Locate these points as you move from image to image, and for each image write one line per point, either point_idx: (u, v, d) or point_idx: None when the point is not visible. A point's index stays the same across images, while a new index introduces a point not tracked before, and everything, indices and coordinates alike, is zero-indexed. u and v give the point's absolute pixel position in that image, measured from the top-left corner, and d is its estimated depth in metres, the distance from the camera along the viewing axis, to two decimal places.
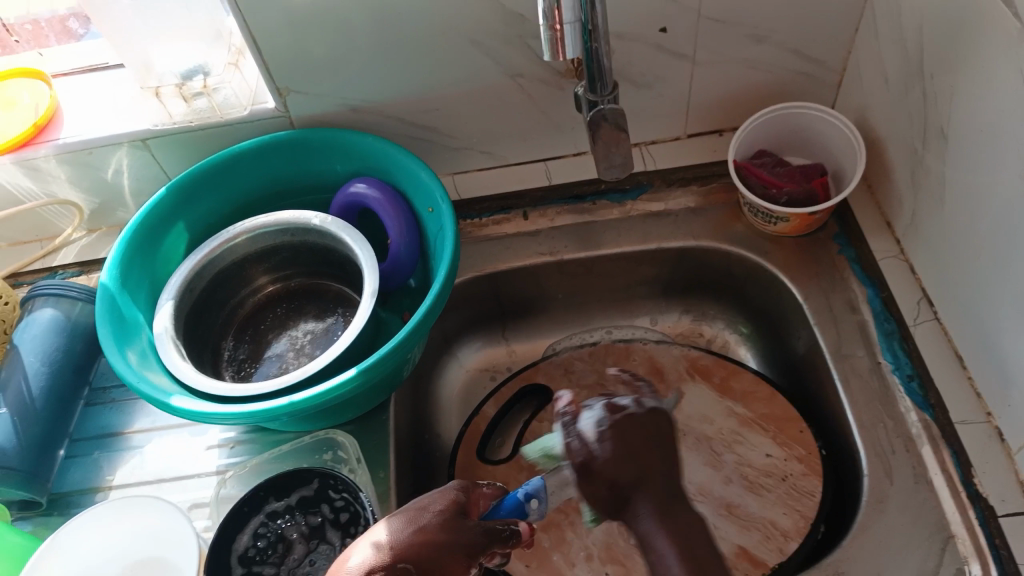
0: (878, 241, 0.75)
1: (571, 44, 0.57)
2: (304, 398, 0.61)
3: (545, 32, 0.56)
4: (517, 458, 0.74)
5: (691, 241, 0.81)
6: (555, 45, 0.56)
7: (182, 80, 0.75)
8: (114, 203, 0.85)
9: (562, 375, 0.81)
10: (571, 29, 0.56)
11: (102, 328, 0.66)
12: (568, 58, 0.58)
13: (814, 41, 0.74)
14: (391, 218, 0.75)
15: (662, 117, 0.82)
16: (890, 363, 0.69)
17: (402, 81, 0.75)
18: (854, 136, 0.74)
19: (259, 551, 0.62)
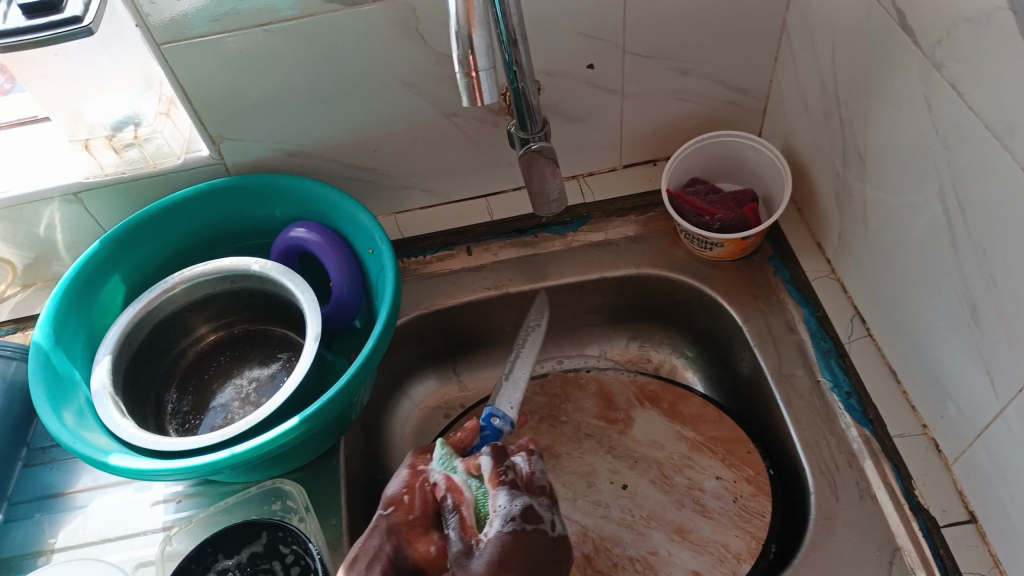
0: (811, 261, 0.77)
1: (489, 89, 0.54)
2: (246, 449, 0.59)
3: (461, 80, 0.53)
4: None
5: (632, 269, 0.82)
6: (472, 92, 0.53)
7: (113, 131, 0.75)
8: (49, 257, 0.83)
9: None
10: (488, 75, 0.53)
11: (35, 388, 0.64)
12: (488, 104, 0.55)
13: (737, 72, 0.77)
14: (332, 261, 0.74)
15: (598, 149, 0.83)
16: (829, 380, 0.71)
17: (338, 125, 0.75)
18: (779, 160, 0.77)
19: None
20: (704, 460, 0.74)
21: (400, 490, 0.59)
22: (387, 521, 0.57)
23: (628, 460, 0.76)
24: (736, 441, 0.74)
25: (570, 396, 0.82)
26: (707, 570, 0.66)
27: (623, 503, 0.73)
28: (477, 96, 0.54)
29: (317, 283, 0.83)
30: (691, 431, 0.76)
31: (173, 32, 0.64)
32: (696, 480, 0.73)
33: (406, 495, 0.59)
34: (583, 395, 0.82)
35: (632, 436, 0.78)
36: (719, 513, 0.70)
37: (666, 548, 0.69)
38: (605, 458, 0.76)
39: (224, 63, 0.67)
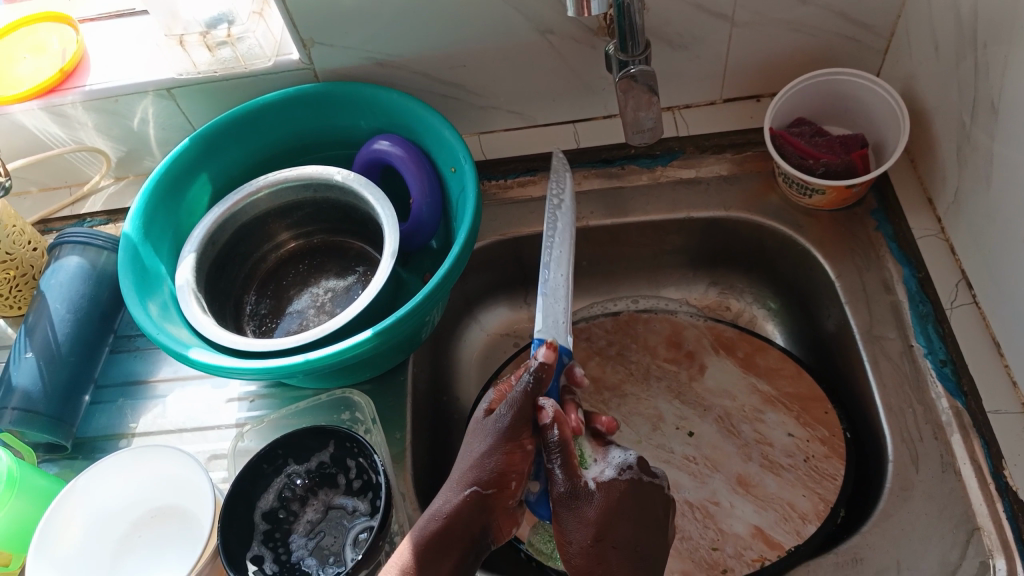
0: (918, 217, 0.72)
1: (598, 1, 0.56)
2: (319, 356, 0.60)
3: None
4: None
5: (721, 211, 0.78)
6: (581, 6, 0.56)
7: (207, 28, 0.72)
8: (141, 151, 0.85)
9: (577, 339, 0.81)
10: None
11: (124, 277, 0.66)
12: (594, 14, 0.57)
13: (863, 3, 0.70)
14: (414, 176, 0.73)
15: (699, 80, 0.78)
16: (923, 346, 0.67)
17: (429, 37, 0.73)
18: (900, 108, 0.70)
19: (284, 510, 0.63)
20: (777, 416, 0.71)
21: (504, 475, 0.54)
22: (484, 500, 0.53)
23: (695, 406, 0.74)
24: (814, 399, 0.71)
25: (640, 336, 0.80)
26: (768, 526, 0.64)
27: (687, 450, 0.71)
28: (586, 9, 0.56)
29: (397, 200, 0.82)
30: (766, 385, 0.74)
31: None
32: (764, 434, 0.71)
33: (513, 480, 0.54)
34: (654, 336, 0.80)
35: (701, 384, 0.76)
36: (785, 470, 0.68)
37: (728, 499, 0.67)
38: (672, 403, 0.75)
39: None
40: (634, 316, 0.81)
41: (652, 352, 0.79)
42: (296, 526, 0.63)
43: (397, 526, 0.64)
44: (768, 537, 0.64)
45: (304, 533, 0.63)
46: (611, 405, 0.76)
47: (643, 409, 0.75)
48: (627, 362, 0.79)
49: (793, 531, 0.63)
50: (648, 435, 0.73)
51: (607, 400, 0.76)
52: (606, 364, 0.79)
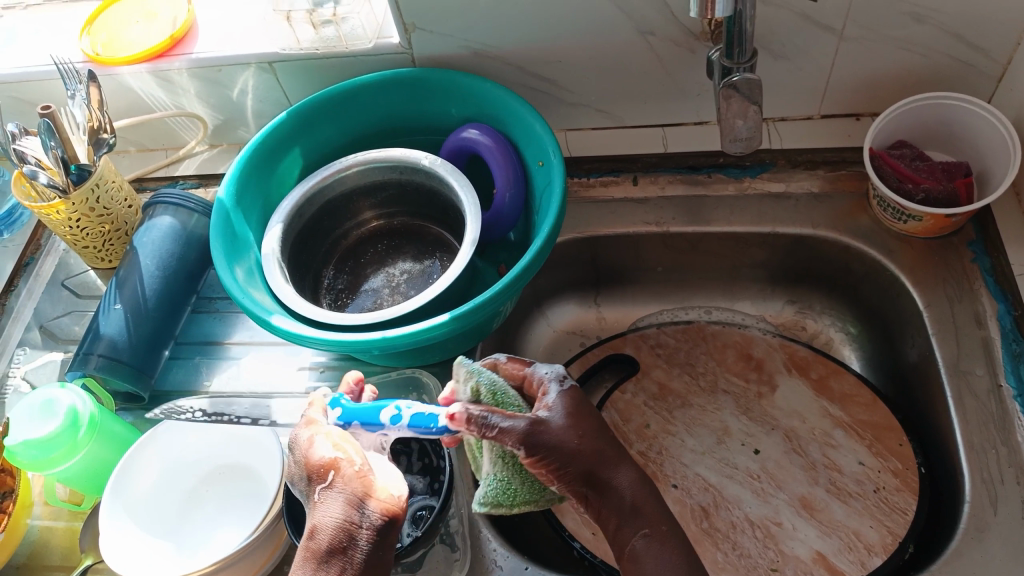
0: (1019, 252, 0.69)
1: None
2: (397, 335, 0.61)
3: None
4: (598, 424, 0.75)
5: (808, 228, 0.76)
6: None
7: (313, 6, 0.75)
8: (236, 121, 0.87)
9: (647, 346, 0.80)
10: None
11: (214, 240, 0.68)
12: (717, 16, 0.55)
13: (980, 26, 0.68)
14: (500, 167, 0.73)
15: (798, 93, 0.77)
16: (1013, 387, 0.64)
17: (529, 29, 0.73)
18: (1010, 135, 0.67)
19: None
20: (849, 443, 0.69)
21: (334, 462, 0.53)
22: (339, 492, 0.52)
23: (763, 424, 0.73)
24: (889, 430, 0.69)
25: (710, 349, 0.79)
26: (831, 553, 0.63)
27: (751, 467, 0.70)
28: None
29: (480, 190, 0.82)
30: (839, 410, 0.72)
31: None
32: (834, 460, 0.69)
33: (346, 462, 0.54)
34: (723, 348, 0.79)
35: (771, 403, 0.74)
36: (854, 498, 0.66)
37: (791, 522, 0.66)
38: (739, 418, 0.73)
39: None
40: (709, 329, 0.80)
41: (722, 364, 0.78)
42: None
43: (456, 510, 0.64)
44: (830, 564, 0.63)
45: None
46: (676, 414, 0.75)
47: (708, 421, 0.74)
48: (696, 372, 0.78)
49: (857, 562, 0.62)
50: (713, 448, 0.72)
51: (672, 408, 0.75)
52: (673, 373, 0.78)
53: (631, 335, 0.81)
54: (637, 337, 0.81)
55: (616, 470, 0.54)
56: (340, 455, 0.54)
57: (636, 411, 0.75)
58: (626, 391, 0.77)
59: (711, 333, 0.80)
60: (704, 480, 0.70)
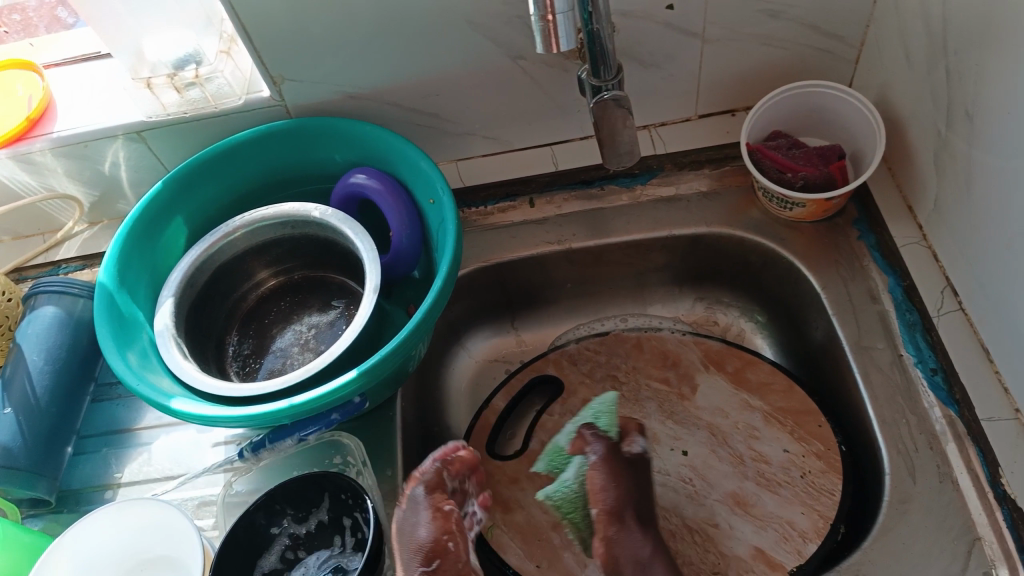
0: (900, 225, 0.72)
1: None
2: (303, 400, 0.59)
3: (537, 22, 0.55)
4: (528, 452, 0.73)
5: (703, 228, 0.78)
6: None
7: (174, 69, 0.72)
8: (114, 194, 0.83)
9: (568, 364, 0.79)
10: (564, 19, 0.55)
11: (100, 327, 0.64)
12: (563, 49, 0.57)
13: (832, 16, 0.71)
14: (392, 208, 0.72)
15: (675, 97, 0.78)
16: (913, 355, 0.67)
17: (403, 67, 0.72)
18: (873, 115, 0.70)
19: (287, 559, 0.62)
20: (771, 432, 0.71)
21: (440, 540, 0.58)
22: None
23: (689, 426, 0.73)
24: (807, 413, 0.70)
25: (629, 356, 0.79)
26: (769, 547, 0.64)
27: (683, 470, 0.70)
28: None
29: (375, 229, 0.81)
30: (759, 400, 0.73)
31: None
32: (760, 452, 0.70)
33: (449, 542, 0.58)
34: (641, 357, 0.79)
35: (693, 405, 0.75)
36: (783, 487, 0.67)
37: (728, 521, 0.66)
38: (663, 424, 0.74)
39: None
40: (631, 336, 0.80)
41: (642, 371, 0.78)
42: (305, 566, 0.62)
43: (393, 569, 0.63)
44: (770, 558, 0.63)
45: (317, 568, 0.62)
46: (604, 429, 0.75)
47: (637, 432, 0.74)
48: (618, 383, 0.78)
49: (794, 551, 0.63)
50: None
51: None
52: (597, 386, 0.78)
53: (551, 354, 0.80)
54: (557, 355, 0.80)
55: (630, 529, 0.63)
56: (449, 542, 0.58)
57: (564, 430, 0.75)
58: (553, 413, 0.76)
59: (628, 340, 0.80)
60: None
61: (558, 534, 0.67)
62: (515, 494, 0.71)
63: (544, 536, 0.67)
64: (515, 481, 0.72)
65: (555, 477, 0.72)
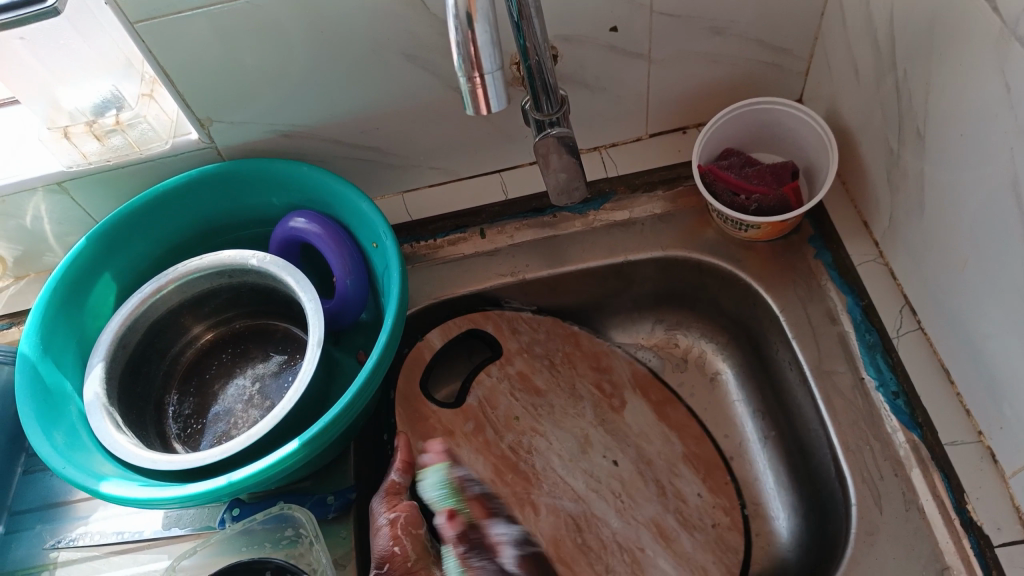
0: (856, 243, 0.71)
1: (497, 96, 0.43)
2: (243, 476, 0.56)
3: (463, 85, 0.42)
4: (465, 406, 0.72)
5: (659, 251, 0.76)
6: (477, 101, 0.43)
7: (93, 117, 0.68)
8: (39, 248, 0.79)
9: (509, 335, 0.77)
10: (495, 79, 0.42)
11: (23, 407, 0.62)
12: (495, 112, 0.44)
13: (779, 30, 0.69)
14: (333, 253, 0.69)
15: (624, 118, 0.76)
16: (874, 379, 0.66)
17: (338, 102, 0.69)
18: (824, 130, 0.69)
19: None
20: (689, 474, 0.70)
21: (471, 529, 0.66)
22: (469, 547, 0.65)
23: (621, 445, 0.71)
24: None
25: (568, 346, 0.77)
26: None
27: (612, 481, 0.69)
28: (483, 106, 0.43)
29: (316, 273, 0.79)
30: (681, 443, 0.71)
31: (148, 9, 0.57)
32: (679, 490, 0.69)
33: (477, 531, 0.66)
34: (579, 354, 0.77)
35: (623, 421, 0.73)
36: (699, 529, 0.67)
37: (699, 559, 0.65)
38: (599, 430, 0.72)
39: (217, 22, 0.59)
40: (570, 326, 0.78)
41: (574, 368, 0.76)
42: None
43: None
44: None
45: None
46: (541, 412, 0.73)
47: (573, 425, 0.72)
48: (555, 371, 0.76)
49: None
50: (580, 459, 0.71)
51: (541, 405, 0.73)
52: (536, 365, 0.75)
53: (488, 309, 0.78)
54: (493, 311, 0.78)
55: None
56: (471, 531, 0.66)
57: (502, 397, 0.73)
58: (490, 375, 0.74)
59: (570, 335, 0.78)
60: (573, 492, 0.69)
61: (495, 509, 0.67)
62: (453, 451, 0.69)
63: (487, 507, 0.67)
64: (451, 434, 0.70)
65: (492, 445, 0.70)
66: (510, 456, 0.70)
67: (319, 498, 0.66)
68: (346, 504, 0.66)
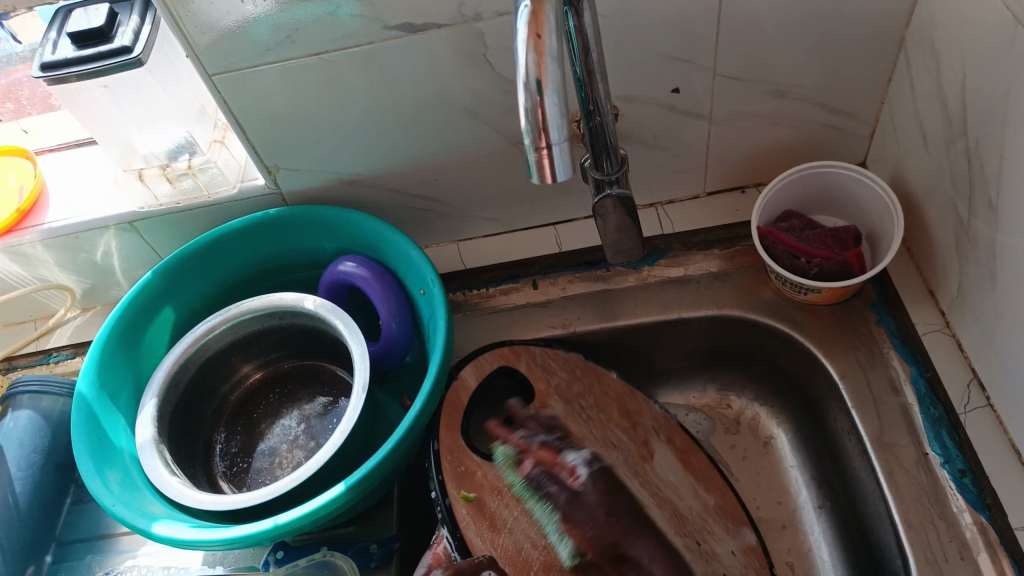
0: (921, 311, 0.69)
1: (563, 166, 0.43)
2: (289, 519, 0.56)
3: (528, 155, 0.42)
4: None
5: (714, 310, 0.75)
6: (543, 172, 0.42)
7: (167, 161, 0.71)
8: (106, 282, 0.81)
9: (535, 369, 0.71)
10: (562, 151, 0.42)
11: (78, 443, 0.63)
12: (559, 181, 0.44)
13: (844, 94, 0.68)
14: (381, 297, 0.70)
15: (682, 176, 0.76)
16: (939, 454, 0.63)
17: (399, 153, 0.70)
18: (890, 196, 0.68)
19: None
20: (716, 530, 0.64)
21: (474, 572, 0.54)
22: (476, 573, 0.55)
23: (657, 499, 0.65)
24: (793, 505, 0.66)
25: (592, 385, 0.71)
26: None
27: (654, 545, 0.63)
28: (549, 176, 0.43)
29: (363, 315, 0.80)
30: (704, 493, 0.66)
31: (224, 62, 0.60)
32: (712, 549, 0.63)
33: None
34: (604, 395, 0.71)
35: (654, 471, 0.67)
36: None
37: None
38: (634, 482, 0.66)
39: (290, 76, 0.61)
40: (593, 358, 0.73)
41: (605, 412, 0.70)
42: None
43: None
44: None
45: None
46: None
47: (608, 479, 0.66)
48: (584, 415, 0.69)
49: None
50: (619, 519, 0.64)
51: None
52: (567, 409, 0.69)
53: (517, 342, 0.73)
54: (523, 345, 0.73)
55: None
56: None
57: None
58: None
59: (597, 370, 0.72)
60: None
61: None
62: (499, 509, 0.63)
63: None
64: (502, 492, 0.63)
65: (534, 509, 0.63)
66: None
67: (361, 545, 0.66)
68: (388, 553, 0.66)
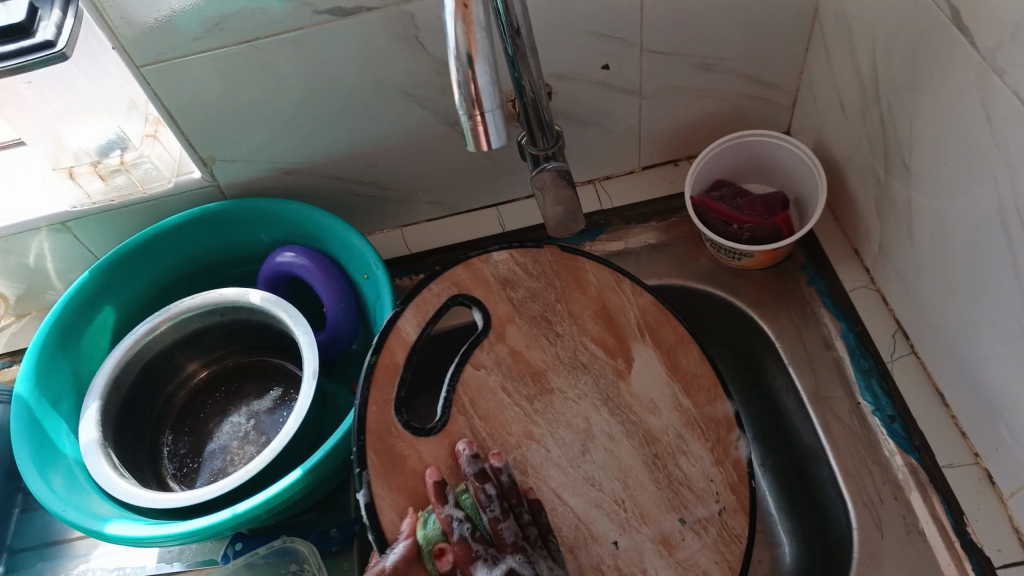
0: (847, 270, 0.73)
1: (497, 132, 0.44)
2: (248, 507, 0.56)
3: (464, 123, 0.43)
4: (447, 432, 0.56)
5: (654, 280, 0.77)
6: (478, 138, 0.44)
7: (99, 157, 0.70)
8: (40, 285, 0.79)
9: (499, 288, 0.61)
10: (495, 117, 0.43)
11: (20, 451, 0.62)
12: (495, 147, 0.45)
13: (766, 66, 0.71)
14: (323, 283, 0.71)
15: (619, 152, 0.79)
16: (870, 403, 0.66)
17: (337, 140, 0.71)
18: (811, 159, 0.71)
19: None
20: (695, 448, 0.60)
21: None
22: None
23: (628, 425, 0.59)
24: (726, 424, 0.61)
25: (570, 291, 0.63)
26: None
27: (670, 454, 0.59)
28: (484, 142, 0.44)
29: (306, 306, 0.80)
30: (687, 400, 0.61)
31: (154, 52, 0.59)
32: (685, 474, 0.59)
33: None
34: (583, 301, 0.62)
35: (629, 389, 0.60)
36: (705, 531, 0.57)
37: None
38: (603, 410, 0.59)
39: (222, 65, 0.61)
40: (572, 252, 0.64)
41: (578, 323, 0.62)
42: None
43: None
44: None
45: None
46: (536, 406, 0.58)
47: (570, 419, 0.58)
48: (553, 334, 0.61)
49: None
50: (578, 462, 0.57)
51: (538, 391, 0.59)
52: (529, 336, 0.60)
53: (473, 258, 0.62)
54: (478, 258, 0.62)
55: None
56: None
57: (488, 399, 0.58)
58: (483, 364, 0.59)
59: (576, 273, 0.63)
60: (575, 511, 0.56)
61: None
62: (436, 505, 0.53)
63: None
64: (435, 481, 0.54)
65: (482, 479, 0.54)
66: (500, 488, 0.54)
67: (322, 531, 0.67)
68: (350, 536, 0.66)
